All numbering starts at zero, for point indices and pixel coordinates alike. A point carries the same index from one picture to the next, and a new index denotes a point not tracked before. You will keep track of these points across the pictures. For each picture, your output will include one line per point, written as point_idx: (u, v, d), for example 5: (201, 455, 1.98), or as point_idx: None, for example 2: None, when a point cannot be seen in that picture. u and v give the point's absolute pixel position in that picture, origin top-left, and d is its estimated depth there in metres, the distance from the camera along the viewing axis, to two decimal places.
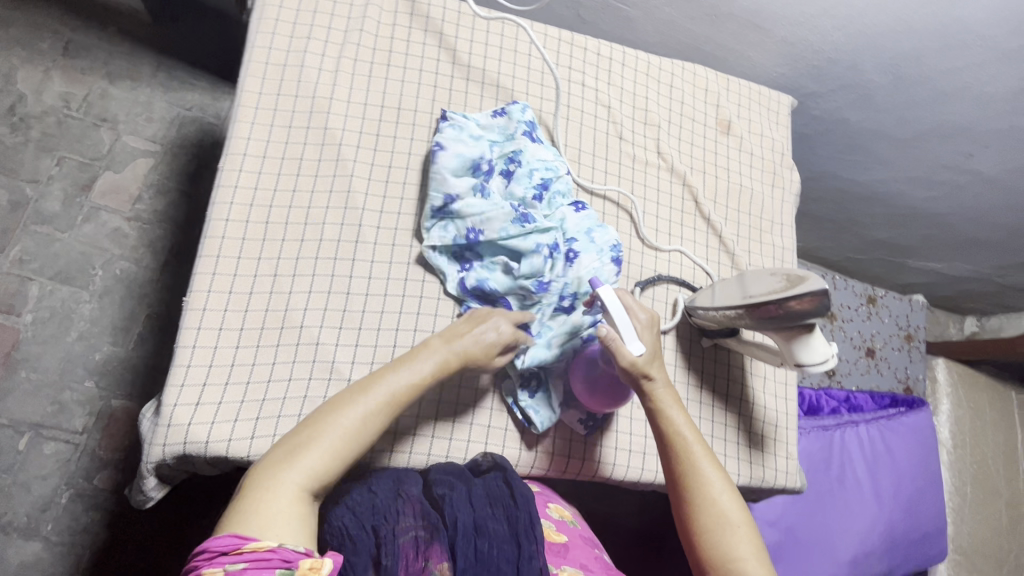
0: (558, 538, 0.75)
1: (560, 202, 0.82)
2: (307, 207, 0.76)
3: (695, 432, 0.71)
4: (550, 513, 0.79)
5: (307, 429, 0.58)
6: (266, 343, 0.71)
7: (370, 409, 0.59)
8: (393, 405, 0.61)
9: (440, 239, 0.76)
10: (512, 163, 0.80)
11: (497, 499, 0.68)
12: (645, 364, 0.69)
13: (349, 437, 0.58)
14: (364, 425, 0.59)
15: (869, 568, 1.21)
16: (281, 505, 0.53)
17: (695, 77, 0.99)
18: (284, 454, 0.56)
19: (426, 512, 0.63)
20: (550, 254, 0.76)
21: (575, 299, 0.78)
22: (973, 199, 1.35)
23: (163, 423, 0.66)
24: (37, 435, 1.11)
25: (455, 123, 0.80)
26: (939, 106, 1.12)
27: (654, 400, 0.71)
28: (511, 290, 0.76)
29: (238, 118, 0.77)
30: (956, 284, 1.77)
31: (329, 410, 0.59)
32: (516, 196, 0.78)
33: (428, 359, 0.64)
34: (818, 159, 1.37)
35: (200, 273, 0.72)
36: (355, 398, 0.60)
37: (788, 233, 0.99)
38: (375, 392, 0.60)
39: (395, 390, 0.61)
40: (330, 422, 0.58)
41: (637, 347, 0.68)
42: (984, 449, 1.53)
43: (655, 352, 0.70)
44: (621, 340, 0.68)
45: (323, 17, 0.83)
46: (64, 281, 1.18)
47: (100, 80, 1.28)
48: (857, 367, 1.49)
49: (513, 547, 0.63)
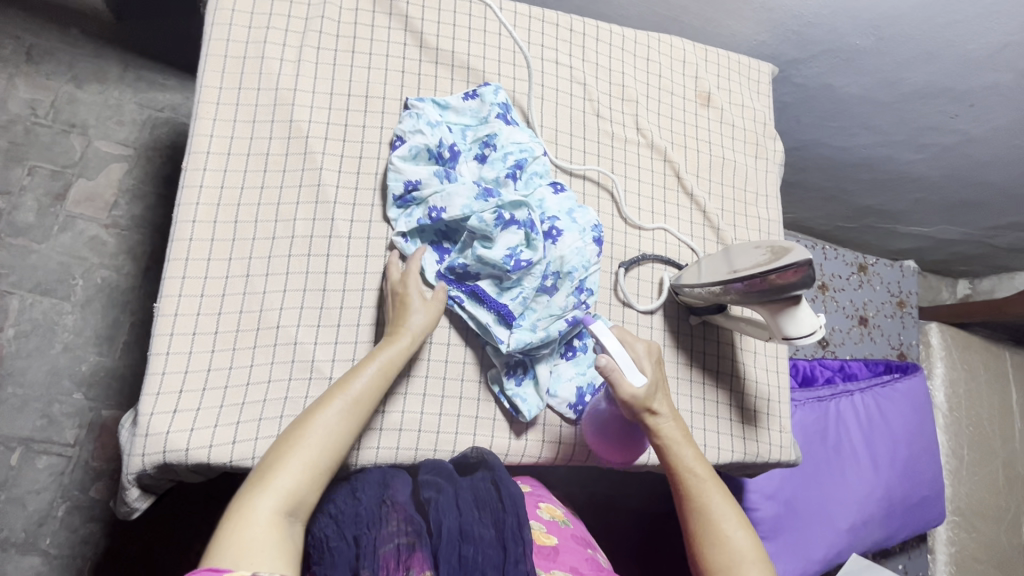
0: (547, 541, 0.75)
1: (538, 183, 0.80)
2: (277, 203, 0.74)
3: (706, 468, 0.70)
4: (540, 514, 0.81)
5: (273, 452, 0.59)
6: (242, 345, 0.70)
7: (331, 416, 0.62)
8: (355, 407, 0.63)
9: (407, 224, 0.75)
10: (487, 148, 0.79)
11: (485, 503, 0.69)
12: (646, 396, 0.67)
13: (318, 450, 0.60)
14: (332, 435, 0.61)
15: (866, 535, 1.23)
16: (258, 532, 0.53)
17: (671, 49, 0.96)
18: (253, 483, 0.56)
19: (410, 518, 0.64)
20: (527, 232, 0.74)
21: (557, 278, 0.77)
22: (961, 160, 1.33)
23: (141, 434, 0.65)
24: (28, 450, 1.09)
25: (414, 111, 0.78)
26: (923, 67, 1.10)
27: (661, 439, 0.70)
28: (485, 271, 0.74)
29: (200, 115, 0.75)
30: (947, 248, 1.76)
31: (293, 430, 0.61)
32: (488, 179, 0.77)
33: (379, 360, 0.66)
34: (805, 129, 1.35)
35: (169, 278, 0.70)
36: (315, 411, 0.62)
37: (773, 205, 0.97)
38: (334, 399, 0.63)
39: (354, 394, 0.64)
40: (295, 440, 0.59)
41: (639, 379, 0.66)
42: (980, 411, 1.53)
43: (657, 382, 0.69)
44: (621, 371, 0.66)
45: (282, 5, 0.79)
46: (45, 293, 1.15)
47: (66, 84, 1.24)
48: (850, 336, 1.49)
49: (498, 551, 0.64)
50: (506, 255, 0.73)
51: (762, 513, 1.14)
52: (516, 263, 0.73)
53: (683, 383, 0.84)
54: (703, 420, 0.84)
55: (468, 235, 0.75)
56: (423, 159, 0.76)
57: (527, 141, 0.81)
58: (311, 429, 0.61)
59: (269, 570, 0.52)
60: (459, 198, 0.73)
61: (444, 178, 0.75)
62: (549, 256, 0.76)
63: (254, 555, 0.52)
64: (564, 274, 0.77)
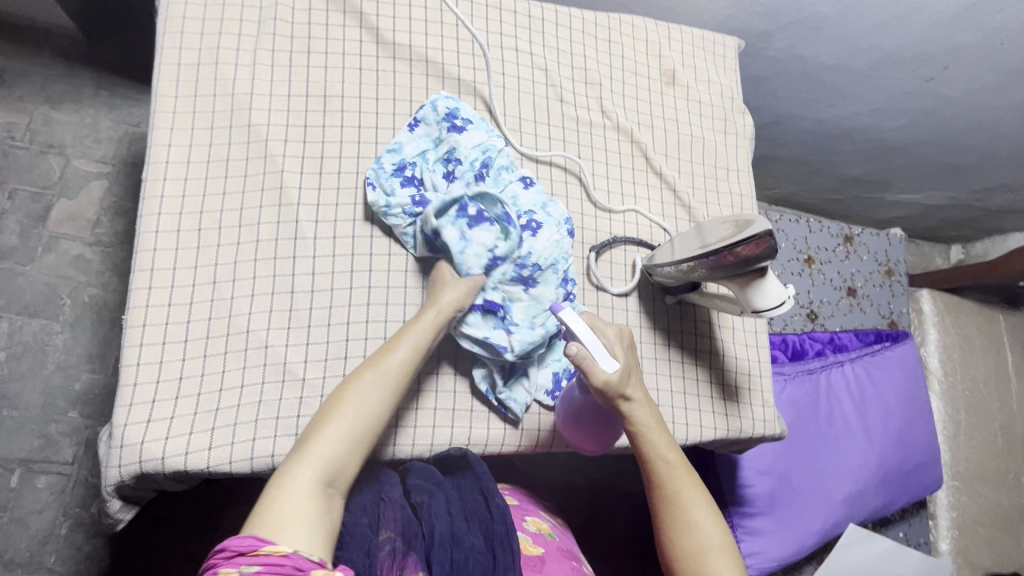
0: (534, 550, 0.75)
1: (507, 178, 0.80)
2: (240, 209, 0.74)
3: (676, 456, 0.70)
4: (526, 525, 0.80)
5: (312, 424, 0.61)
6: (213, 352, 0.70)
7: (367, 389, 0.62)
8: (390, 380, 0.64)
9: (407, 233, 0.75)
10: (450, 163, 0.78)
11: (474, 513, 0.69)
12: (620, 383, 0.65)
13: (355, 422, 0.61)
14: (370, 409, 0.62)
15: (863, 504, 1.23)
16: (296, 502, 0.54)
17: (633, 29, 0.95)
18: (295, 455, 0.58)
19: (405, 520, 0.65)
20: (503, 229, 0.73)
21: (535, 270, 0.76)
22: (941, 124, 1.32)
23: (117, 445, 0.65)
24: (28, 471, 1.10)
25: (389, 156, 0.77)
26: (892, 31, 1.09)
27: (634, 426, 0.69)
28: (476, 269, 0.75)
29: (156, 124, 0.74)
30: (935, 213, 1.75)
31: (331, 402, 0.62)
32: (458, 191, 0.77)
33: (415, 333, 0.67)
34: (783, 102, 1.34)
35: (135, 289, 0.70)
36: (349, 385, 0.63)
37: (745, 180, 0.97)
38: (368, 373, 0.64)
39: (387, 367, 0.64)
40: (333, 411, 0.61)
41: (612, 366, 0.64)
42: (975, 375, 1.53)
43: (630, 369, 0.67)
44: (593, 359, 0.64)
45: (235, 10, 0.79)
46: (33, 315, 1.16)
47: (41, 105, 1.24)
48: (840, 308, 1.48)
49: (487, 558, 0.64)
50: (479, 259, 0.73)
51: (756, 489, 1.15)
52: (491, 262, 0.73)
53: (661, 362, 0.84)
54: (683, 399, 0.84)
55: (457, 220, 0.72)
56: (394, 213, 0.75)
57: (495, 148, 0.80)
58: (348, 401, 0.62)
59: (306, 545, 0.52)
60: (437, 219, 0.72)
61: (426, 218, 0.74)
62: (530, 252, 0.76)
63: (292, 528, 0.52)
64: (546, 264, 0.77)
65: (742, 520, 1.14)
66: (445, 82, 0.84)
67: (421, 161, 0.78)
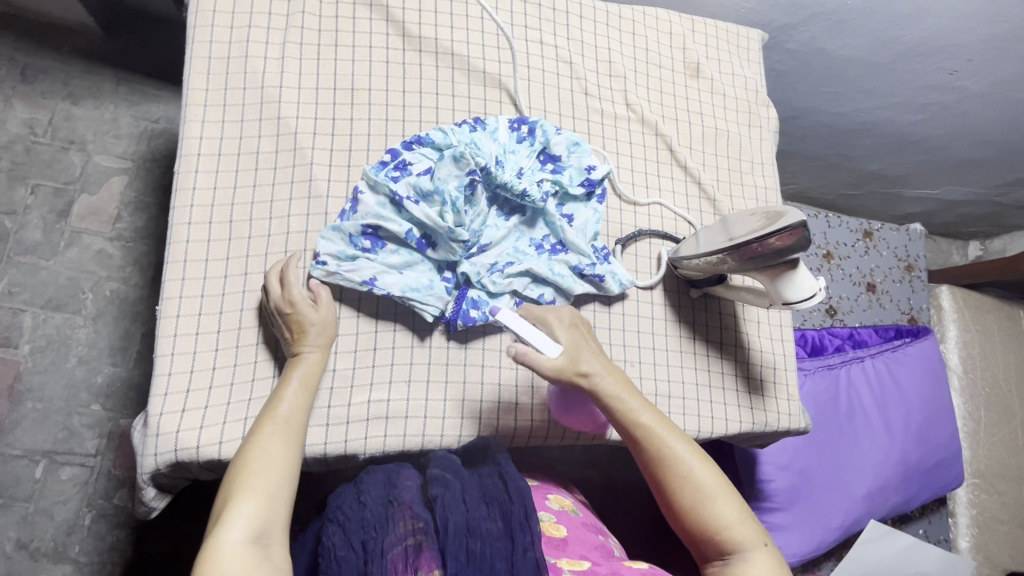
0: (557, 532, 0.74)
1: (486, 150, 0.76)
2: (270, 201, 0.75)
3: (652, 415, 0.66)
4: (550, 504, 0.81)
5: (220, 495, 0.55)
6: (245, 343, 0.71)
7: (269, 443, 0.59)
8: (287, 428, 0.62)
9: (575, 196, 0.82)
10: (518, 170, 0.78)
11: (493, 497, 0.66)
12: (573, 365, 0.66)
13: (267, 472, 0.57)
14: (277, 453, 0.59)
15: (883, 500, 1.22)
16: (230, 565, 0.49)
17: (657, 22, 0.95)
18: (212, 525, 0.52)
19: (416, 517, 0.61)
20: (535, 241, 0.80)
21: (478, 249, 0.77)
22: (964, 117, 1.31)
23: (152, 433, 0.66)
24: (51, 462, 1.12)
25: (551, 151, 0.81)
26: (916, 22, 1.08)
27: (606, 398, 0.66)
28: (557, 262, 0.79)
29: (187, 118, 0.75)
30: (955, 209, 1.73)
31: (235, 467, 0.57)
32: (517, 189, 0.76)
33: (296, 382, 0.66)
34: (801, 96, 1.33)
35: (169, 280, 0.71)
36: (250, 445, 0.59)
37: (769, 173, 0.96)
38: (265, 428, 0.61)
39: (282, 417, 0.63)
40: (241, 475, 0.56)
41: (552, 348, 0.66)
42: (995, 372, 1.51)
43: (578, 343, 0.68)
44: (534, 351, 0.66)
45: (263, 3, 0.80)
46: (56, 309, 1.17)
47: (62, 102, 1.25)
48: (858, 303, 1.47)
49: (507, 543, 0.60)
50: (406, 224, 0.73)
51: (776, 484, 1.15)
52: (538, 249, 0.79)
53: (685, 355, 0.84)
54: (708, 392, 0.84)
55: (544, 224, 0.80)
56: (428, 147, 0.76)
57: (504, 218, 0.79)
58: (252, 461, 0.58)
59: None
60: (597, 177, 0.81)
61: (565, 197, 0.82)
62: (506, 229, 0.78)
63: None
64: (545, 248, 0.79)
65: (762, 515, 1.14)
66: (471, 76, 0.84)
67: (531, 161, 0.80)
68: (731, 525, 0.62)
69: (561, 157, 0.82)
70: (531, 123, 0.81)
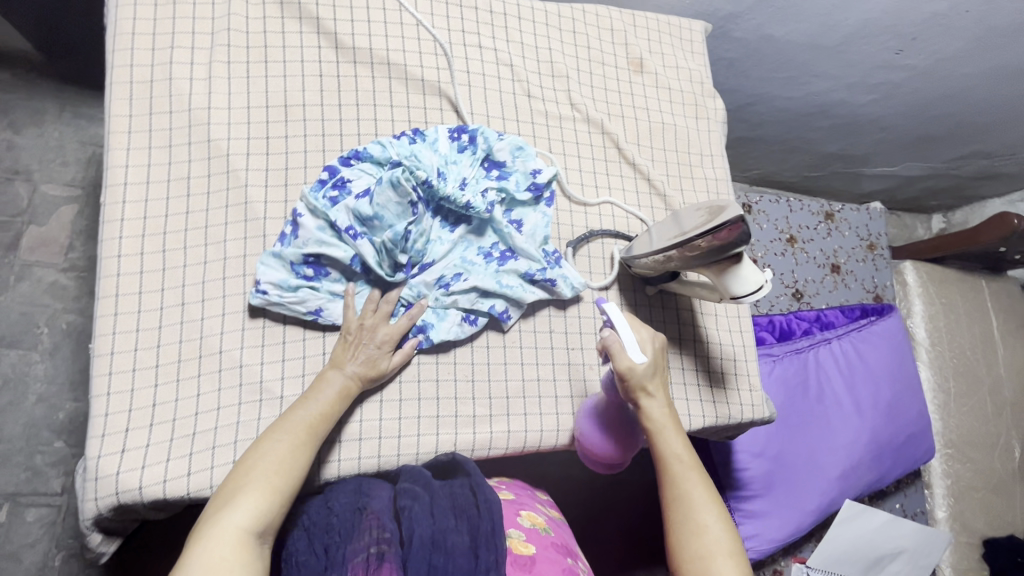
0: (525, 550, 0.72)
1: (425, 165, 0.74)
2: (204, 227, 0.73)
3: (692, 458, 0.67)
4: (521, 523, 0.78)
5: (232, 476, 0.58)
6: (186, 376, 0.68)
7: (280, 441, 0.61)
8: (309, 437, 0.63)
9: (521, 204, 0.80)
10: (460, 182, 0.76)
11: (463, 510, 0.63)
12: (643, 376, 0.66)
13: (274, 470, 0.59)
14: (293, 457, 0.61)
15: (858, 479, 1.23)
16: (226, 552, 0.51)
17: (598, 19, 0.94)
18: (218, 505, 0.55)
19: (382, 527, 0.59)
20: (483, 253, 0.79)
21: (423, 266, 0.75)
22: (913, 94, 1.32)
23: (91, 478, 0.64)
24: (16, 505, 1.08)
25: (495, 160, 0.80)
26: (857, 5, 1.09)
27: (651, 423, 0.68)
28: (506, 273, 0.77)
29: (112, 146, 0.72)
30: (915, 184, 1.75)
31: (251, 453, 0.60)
32: (460, 202, 0.74)
33: (323, 397, 0.66)
34: (754, 83, 1.33)
35: (102, 316, 0.68)
36: (267, 436, 0.62)
37: (719, 164, 0.96)
38: (287, 424, 0.63)
39: (301, 419, 0.64)
40: (252, 468, 0.58)
41: (639, 356, 0.65)
42: (961, 342, 1.54)
43: (655, 365, 0.68)
44: (622, 346, 0.65)
45: (187, 23, 0.77)
46: (10, 346, 1.13)
47: (3, 131, 1.20)
48: (824, 285, 1.48)
49: (470, 559, 0.56)
50: (349, 248, 0.71)
51: (751, 471, 1.15)
52: (487, 260, 0.78)
53: None
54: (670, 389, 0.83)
55: (492, 235, 0.79)
56: (367, 161, 0.74)
57: (450, 231, 0.78)
58: (263, 452, 0.60)
59: None
60: (543, 180, 0.80)
61: (514, 203, 0.80)
62: (450, 242, 0.76)
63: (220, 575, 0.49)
64: (493, 256, 0.78)
65: (738, 504, 1.15)
66: (409, 84, 0.82)
67: (475, 169, 0.78)
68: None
69: (505, 162, 0.81)
70: (472, 131, 0.79)
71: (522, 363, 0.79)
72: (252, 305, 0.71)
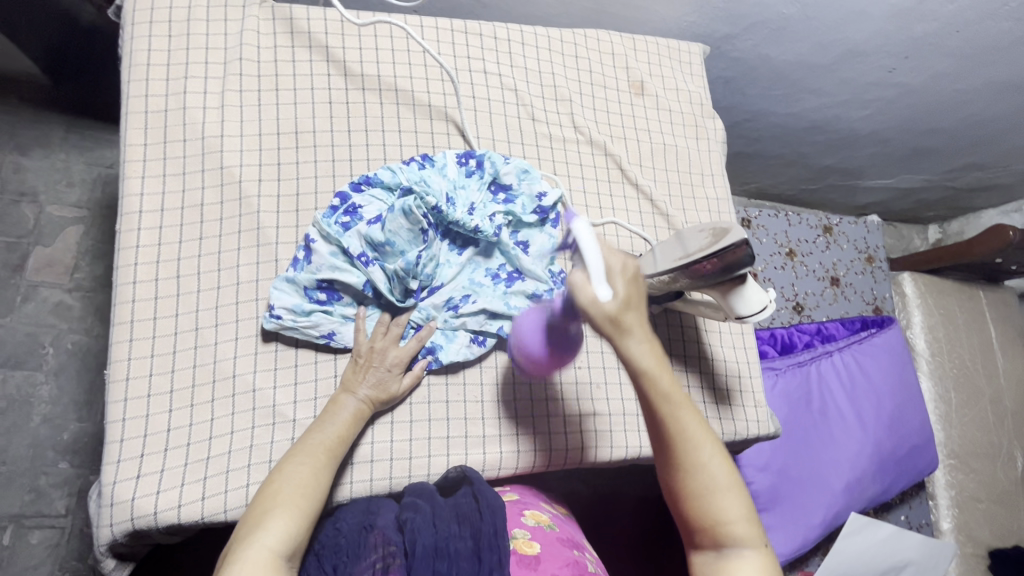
0: (530, 549, 0.70)
1: (435, 191, 0.76)
2: (217, 252, 0.74)
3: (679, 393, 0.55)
4: (524, 520, 0.76)
5: (256, 502, 0.58)
6: (200, 401, 0.69)
7: (301, 464, 0.62)
8: (328, 459, 0.64)
9: (527, 227, 0.82)
10: (469, 206, 0.78)
11: (466, 515, 0.64)
12: (616, 313, 0.50)
13: (298, 492, 0.59)
14: (315, 479, 0.61)
15: (862, 492, 1.23)
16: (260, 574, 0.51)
17: (599, 43, 0.96)
18: (246, 529, 0.55)
19: (387, 539, 0.60)
20: (490, 275, 0.80)
21: (432, 289, 0.77)
22: (907, 110, 1.35)
23: (107, 504, 0.64)
24: (20, 527, 1.08)
25: (502, 183, 0.82)
26: (851, 26, 1.11)
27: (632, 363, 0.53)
28: (513, 295, 0.79)
29: (127, 175, 0.74)
30: (911, 195, 1.78)
31: (272, 478, 0.60)
32: (469, 226, 0.75)
33: (338, 421, 0.67)
34: (751, 100, 1.36)
35: (117, 343, 0.69)
36: (286, 460, 0.62)
37: (721, 183, 0.98)
38: (306, 448, 0.64)
39: (319, 443, 0.64)
40: (276, 491, 0.58)
41: (606, 292, 0.50)
42: (961, 353, 1.55)
43: (631, 296, 0.51)
44: (586, 278, 0.51)
45: (199, 53, 0.79)
46: (15, 367, 1.14)
47: (11, 152, 1.22)
48: (824, 298, 1.50)
49: (472, 563, 0.58)
50: (362, 274, 0.73)
51: (757, 485, 1.15)
52: (495, 282, 0.80)
53: None
54: None
55: (500, 257, 0.81)
56: (377, 187, 0.76)
57: (459, 254, 0.79)
58: (286, 475, 0.60)
59: None
60: (549, 202, 0.82)
61: (520, 225, 0.82)
62: (458, 265, 0.78)
63: None
64: (501, 277, 0.80)
65: None
66: (417, 110, 0.84)
67: (482, 193, 0.80)
68: (736, 524, 0.55)
69: (511, 185, 0.82)
70: (479, 156, 0.81)
71: (530, 383, 0.80)
72: (265, 329, 0.72)
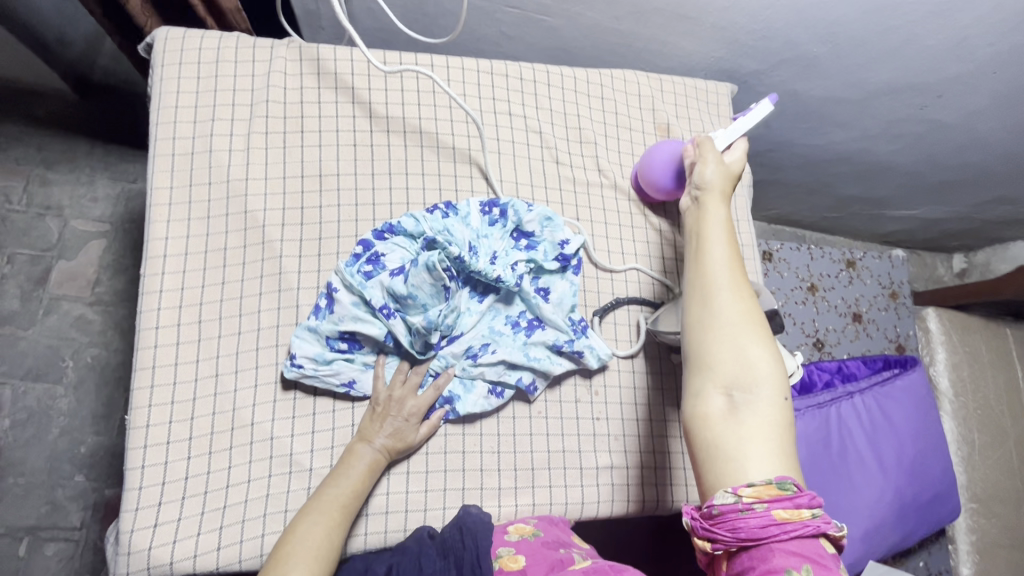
0: (514, 565, 0.65)
1: (458, 241, 0.75)
2: (239, 297, 0.74)
3: (736, 250, 0.61)
4: (508, 537, 0.70)
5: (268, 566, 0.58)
6: (218, 449, 0.69)
7: (313, 524, 0.61)
8: (341, 518, 0.64)
9: (548, 275, 0.81)
10: (493, 256, 0.78)
11: (450, 548, 0.65)
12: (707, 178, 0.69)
13: (310, 556, 0.59)
14: (328, 541, 0.61)
15: (881, 540, 1.21)
16: None
17: (625, 84, 0.95)
18: None
19: None
20: (510, 324, 0.79)
21: (449, 339, 0.76)
22: (937, 146, 1.31)
23: (123, 552, 0.65)
24: (35, 538, 1.10)
25: (524, 231, 0.81)
26: (883, 65, 1.08)
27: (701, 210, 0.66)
28: (532, 345, 0.78)
29: (152, 218, 0.74)
30: (937, 227, 1.74)
31: (283, 540, 0.60)
32: (492, 278, 0.75)
33: (352, 475, 0.66)
34: (776, 133, 1.33)
35: (138, 388, 0.69)
36: (299, 520, 0.62)
37: (745, 228, 0.96)
38: (319, 506, 0.63)
39: (331, 500, 0.64)
40: (288, 554, 0.59)
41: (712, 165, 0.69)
42: (986, 393, 1.51)
43: (722, 178, 0.69)
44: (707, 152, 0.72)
45: (226, 94, 0.79)
46: (36, 379, 1.15)
47: (37, 168, 1.23)
48: (846, 335, 1.47)
49: None
50: (383, 324, 0.72)
51: None
52: (515, 330, 0.79)
53: (672, 424, 0.83)
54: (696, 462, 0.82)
55: (520, 306, 0.80)
56: (400, 235, 0.76)
57: (480, 302, 0.78)
58: (297, 537, 0.60)
59: None
60: (572, 250, 0.81)
61: (541, 272, 0.81)
62: (478, 313, 0.77)
63: None
64: (521, 326, 0.79)
65: None
66: (440, 152, 0.84)
67: (505, 240, 0.80)
68: (762, 373, 0.53)
69: (533, 232, 0.81)
70: (502, 204, 0.81)
71: (548, 434, 0.79)
72: (284, 377, 0.72)
